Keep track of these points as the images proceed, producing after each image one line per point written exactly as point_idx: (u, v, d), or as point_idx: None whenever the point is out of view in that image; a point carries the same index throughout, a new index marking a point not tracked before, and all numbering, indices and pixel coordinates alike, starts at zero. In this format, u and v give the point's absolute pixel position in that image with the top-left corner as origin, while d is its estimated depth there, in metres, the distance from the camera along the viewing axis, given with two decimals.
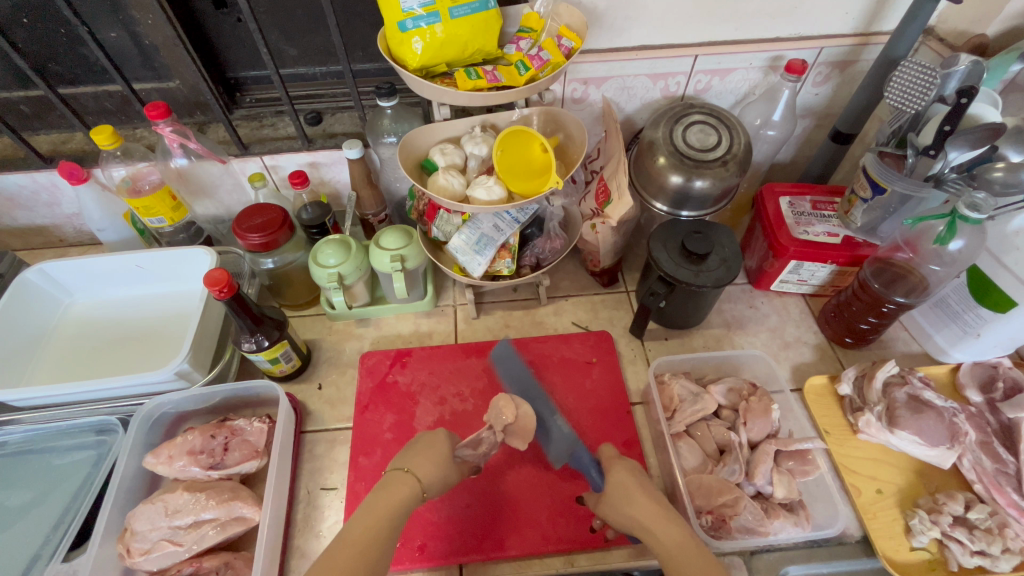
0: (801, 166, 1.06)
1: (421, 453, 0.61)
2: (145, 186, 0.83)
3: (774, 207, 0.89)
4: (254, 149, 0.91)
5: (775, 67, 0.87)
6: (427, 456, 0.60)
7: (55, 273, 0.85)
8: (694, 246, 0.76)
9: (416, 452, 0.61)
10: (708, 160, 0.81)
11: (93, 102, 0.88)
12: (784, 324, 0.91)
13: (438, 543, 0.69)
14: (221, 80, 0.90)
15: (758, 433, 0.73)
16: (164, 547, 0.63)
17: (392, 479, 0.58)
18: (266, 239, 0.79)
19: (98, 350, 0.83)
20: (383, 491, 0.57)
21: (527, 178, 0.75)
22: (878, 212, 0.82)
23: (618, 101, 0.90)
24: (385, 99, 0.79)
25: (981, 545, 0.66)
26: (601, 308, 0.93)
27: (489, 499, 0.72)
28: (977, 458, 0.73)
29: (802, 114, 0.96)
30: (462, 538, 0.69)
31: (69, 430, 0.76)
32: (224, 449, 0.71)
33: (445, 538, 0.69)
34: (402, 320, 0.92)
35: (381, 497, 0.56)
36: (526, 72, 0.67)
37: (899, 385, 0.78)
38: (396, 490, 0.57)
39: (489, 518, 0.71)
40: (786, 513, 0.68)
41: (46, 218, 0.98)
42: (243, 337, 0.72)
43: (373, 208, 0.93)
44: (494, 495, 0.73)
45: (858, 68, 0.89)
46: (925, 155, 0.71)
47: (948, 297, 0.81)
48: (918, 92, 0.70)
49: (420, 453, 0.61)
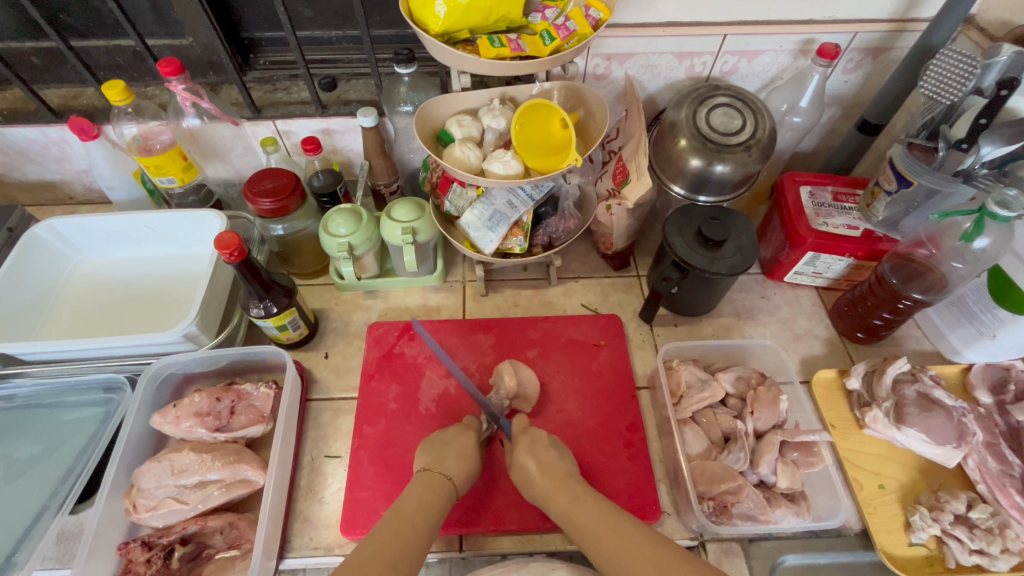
0: (823, 156, 1.04)
1: (457, 452, 0.65)
2: (156, 145, 0.82)
3: (794, 196, 0.87)
4: (267, 112, 0.90)
5: (806, 51, 0.84)
6: (465, 463, 0.64)
7: (65, 229, 0.85)
8: (711, 232, 0.74)
9: (454, 453, 0.64)
10: (731, 144, 0.78)
11: (104, 57, 0.86)
12: (795, 315, 0.90)
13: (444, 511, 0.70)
14: (235, 40, 0.88)
15: (764, 423, 0.72)
16: (170, 504, 0.64)
17: (436, 481, 0.60)
18: (277, 205, 0.78)
19: (106, 308, 0.83)
20: (429, 488, 0.59)
21: (545, 154, 0.74)
22: (901, 206, 0.80)
23: (641, 79, 0.88)
24: (404, 66, 0.76)
25: (981, 544, 0.66)
26: (612, 291, 0.92)
27: (492, 475, 0.72)
28: (982, 458, 0.72)
29: (830, 102, 0.93)
30: (468, 511, 0.70)
31: (76, 386, 0.76)
32: (231, 413, 0.71)
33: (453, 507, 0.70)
34: (410, 294, 0.91)
35: (426, 493, 0.58)
36: (551, 42, 0.65)
37: (909, 383, 0.77)
38: (439, 489, 0.59)
39: (494, 492, 0.71)
40: (787, 503, 0.68)
41: (56, 173, 0.97)
42: (252, 302, 0.72)
43: (385, 178, 0.91)
44: (495, 471, 0.73)
45: (892, 56, 0.86)
46: (956, 149, 0.70)
47: (967, 297, 0.80)
48: (955, 83, 0.69)
49: (459, 456, 0.64)
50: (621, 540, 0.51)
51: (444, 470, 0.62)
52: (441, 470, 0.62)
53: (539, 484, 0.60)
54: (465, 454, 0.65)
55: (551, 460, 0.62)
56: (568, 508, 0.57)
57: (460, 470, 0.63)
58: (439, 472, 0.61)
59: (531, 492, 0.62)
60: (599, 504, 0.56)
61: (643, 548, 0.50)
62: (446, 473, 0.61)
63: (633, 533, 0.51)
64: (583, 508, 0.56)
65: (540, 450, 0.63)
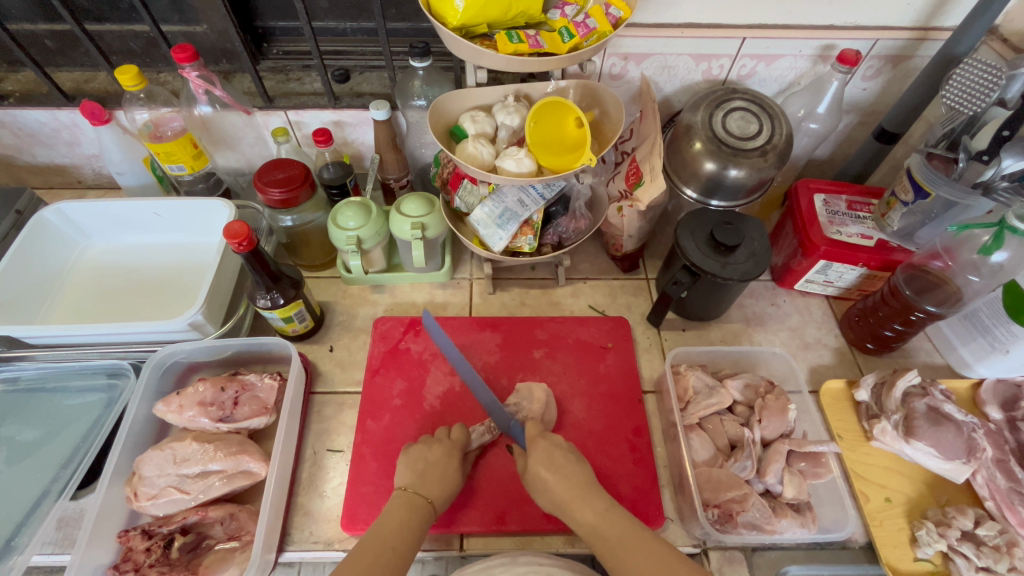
0: (838, 164, 1.03)
1: (448, 469, 0.64)
2: (168, 132, 0.83)
3: (808, 202, 0.86)
4: (279, 102, 0.89)
5: (825, 57, 0.83)
6: (445, 483, 0.63)
7: (72, 214, 0.85)
8: (724, 237, 0.73)
9: (435, 476, 0.63)
10: (747, 149, 0.77)
11: (118, 42, 0.86)
12: (805, 324, 0.90)
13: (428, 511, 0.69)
14: (250, 29, 0.88)
15: (772, 431, 0.72)
16: (171, 493, 0.63)
17: (415, 502, 0.60)
18: (286, 195, 0.77)
19: (112, 294, 0.83)
20: (409, 510, 0.59)
21: (559, 153, 0.73)
22: (917, 216, 0.79)
23: (657, 80, 0.87)
24: (418, 60, 0.76)
25: (987, 561, 0.64)
26: (620, 293, 0.92)
27: (484, 477, 0.72)
28: (991, 475, 0.71)
29: (847, 110, 0.92)
30: (454, 510, 0.69)
31: (80, 371, 0.76)
32: (235, 403, 0.71)
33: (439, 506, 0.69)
34: (416, 289, 0.91)
35: (403, 516, 0.58)
36: (570, 39, 0.64)
37: (919, 396, 0.76)
38: (415, 511, 0.59)
39: (484, 495, 0.70)
40: (793, 513, 0.67)
41: (65, 157, 0.97)
42: (259, 293, 0.72)
43: (395, 172, 0.90)
44: (486, 471, 0.72)
45: (912, 65, 0.85)
46: (977, 161, 0.70)
47: (980, 310, 0.78)
48: (978, 93, 0.69)
49: (441, 477, 0.63)
50: (648, 557, 0.52)
51: (425, 492, 0.61)
52: (421, 491, 0.61)
53: (561, 493, 0.59)
54: (448, 475, 0.64)
55: (565, 465, 0.61)
56: (593, 524, 0.57)
57: (442, 493, 0.62)
58: (417, 492, 0.61)
59: (547, 500, 0.61)
60: (622, 517, 0.57)
61: (672, 566, 0.51)
62: (426, 496, 0.61)
63: (654, 555, 0.52)
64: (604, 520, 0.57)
65: (558, 459, 0.62)
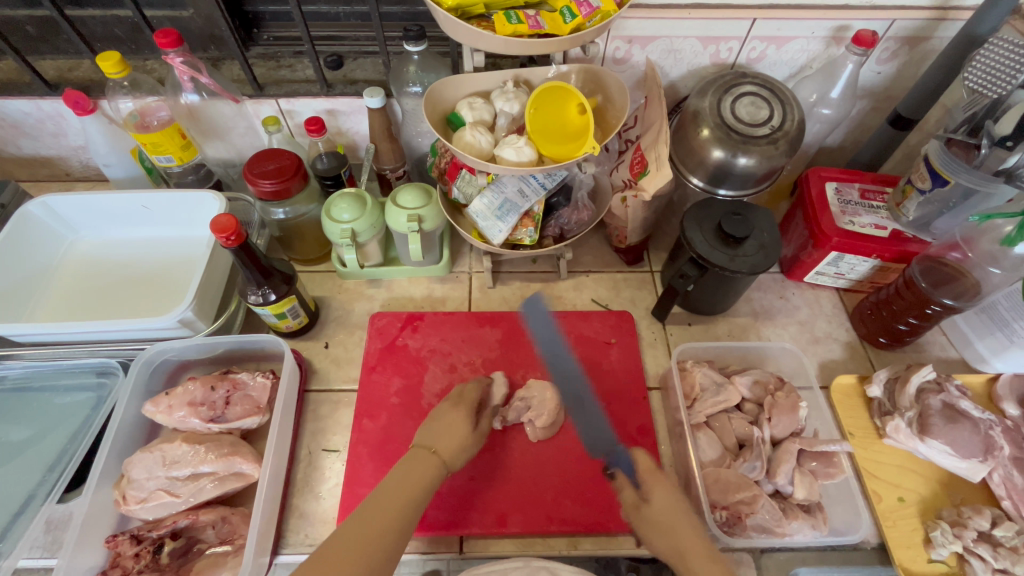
0: (849, 151, 0.99)
1: (454, 429, 0.64)
2: (154, 122, 0.80)
3: (819, 191, 0.83)
4: (269, 90, 0.86)
5: (839, 39, 0.79)
6: (453, 438, 0.63)
7: (58, 207, 0.82)
8: (732, 228, 0.70)
9: (446, 432, 0.63)
10: (756, 136, 0.74)
11: (102, 27, 0.82)
12: (815, 317, 0.87)
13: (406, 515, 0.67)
14: (238, 13, 0.84)
15: (782, 430, 0.69)
16: (161, 497, 0.61)
17: (421, 457, 0.60)
18: (278, 187, 0.75)
19: (101, 290, 0.80)
20: (414, 466, 0.59)
21: (561, 141, 0.70)
22: (934, 206, 0.75)
23: (663, 64, 0.83)
24: (413, 44, 0.72)
25: (1004, 564, 0.62)
26: (624, 287, 0.89)
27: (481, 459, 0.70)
28: (1008, 473, 0.69)
29: (860, 95, 0.88)
30: (452, 513, 0.67)
31: (68, 369, 0.73)
32: (226, 403, 0.69)
33: (429, 511, 0.67)
34: (414, 284, 0.88)
35: (413, 471, 0.58)
36: (572, 20, 0.60)
37: (934, 393, 0.74)
38: (427, 468, 0.59)
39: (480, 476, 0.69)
40: (804, 515, 0.65)
41: (51, 149, 0.94)
42: (250, 289, 0.69)
43: (391, 162, 0.87)
44: (488, 465, 0.70)
45: (930, 47, 0.81)
46: (1000, 147, 0.66)
47: (999, 303, 0.75)
48: (1003, 76, 0.65)
49: (446, 432, 0.63)
50: None
51: (431, 447, 0.62)
52: (428, 446, 0.62)
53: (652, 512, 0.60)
54: (456, 431, 0.64)
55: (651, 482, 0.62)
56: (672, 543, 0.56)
57: (447, 446, 0.62)
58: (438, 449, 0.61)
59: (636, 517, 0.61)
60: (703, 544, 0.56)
61: None
62: (431, 450, 0.61)
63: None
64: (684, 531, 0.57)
65: None
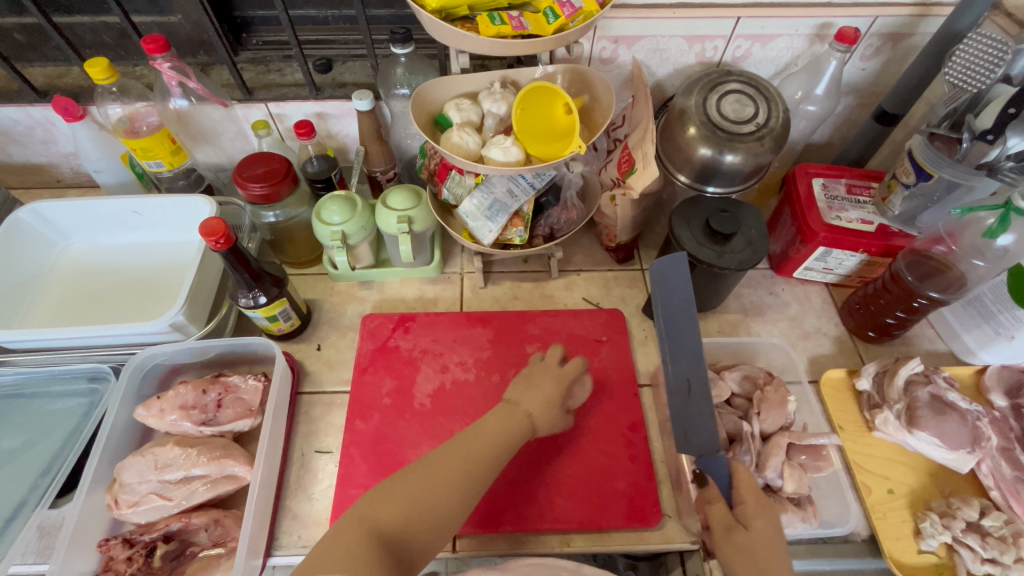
0: (837, 148, 1.00)
1: (546, 392, 0.65)
2: (144, 127, 0.80)
3: (806, 188, 0.84)
4: (258, 94, 0.86)
5: (822, 36, 0.80)
6: (548, 400, 0.64)
7: (50, 214, 0.82)
8: (720, 225, 0.71)
9: (539, 393, 0.65)
10: (742, 133, 0.75)
11: (91, 34, 0.83)
12: (804, 313, 0.87)
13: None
14: (227, 18, 0.85)
15: (771, 424, 0.70)
16: (153, 500, 0.62)
17: (516, 415, 0.62)
18: (268, 190, 0.75)
19: (93, 296, 0.81)
20: (506, 421, 0.61)
21: (548, 141, 0.70)
22: (919, 200, 0.76)
23: (649, 64, 0.84)
24: (400, 46, 0.73)
25: (993, 553, 0.63)
26: (615, 285, 0.89)
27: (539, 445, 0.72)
28: (996, 464, 0.70)
29: (845, 91, 0.89)
30: None
31: (59, 376, 0.74)
32: (218, 406, 0.69)
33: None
34: (406, 285, 0.89)
35: (502, 423, 0.60)
36: (555, 20, 0.61)
37: (922, 384, 0.74)
38: (517, 425, 0.61)
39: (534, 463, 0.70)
40: (793, 508, 0.65)
41: (42, 155, 0.94)
42: (241, 292, 0.69)
43: (382, 164, 0.87)
44: None
45: (913, 43, 0.82)
46: (981, 140, 0.66)
47: (984, 296, 0.76)
48: (982, 70, 0.65)
49: (542, 393, 0.64)
50: None
51: (527, 407, 0.63)
52: (524, 407, 0.63)
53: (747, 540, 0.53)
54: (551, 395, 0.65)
55: (745, 508, 0.55)
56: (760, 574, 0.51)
57: (541, 408, 0.64)
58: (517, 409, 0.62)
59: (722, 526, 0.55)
60: None
61: None
62: (527, 410, 0.63)
63: None
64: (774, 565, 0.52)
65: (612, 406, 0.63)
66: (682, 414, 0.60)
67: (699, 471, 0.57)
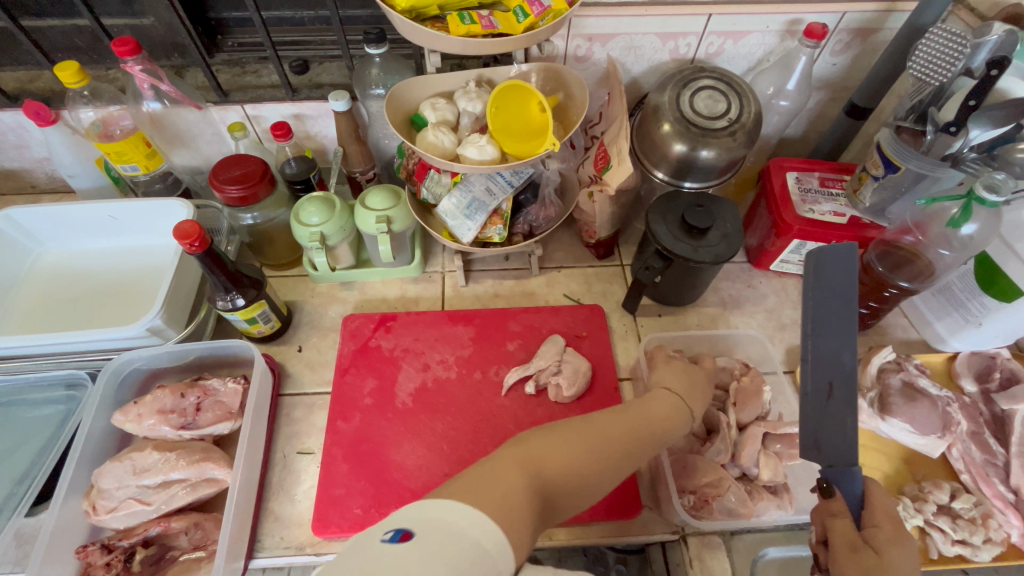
0: (811, 142, 1.02)
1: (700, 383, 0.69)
2: (117, 131, 0.79)
3: (781, 182, 0.85)
4: (234, 96, 0.86)
5: (793, 32, 0.81)
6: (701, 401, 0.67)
7: (23, 220, 0.81)
8: (696, 219, 0.72)
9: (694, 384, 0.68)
10: (715, 128, 0.76)
11: (62, 37, 0.82)
12: (781, 304, 0.89)
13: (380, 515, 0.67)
14: (201, 20, 0.84)
15: (748, 415, 0.71)
16: (131, 505, 0.61)
17: (679, 404, 0.64)
18: (244, 192, 0.75)
19: (69, 302, 0.80)
20: (673, 406, 0.63)
21: (522, 139, 0.71)
22: (888, 191, 0.78)
23: (624, 61, 0.85)
24: (374, 46, 0.73)
25: (963, 535, 0.65)
26: (595, 281, 0.90)
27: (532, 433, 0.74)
28: (966, 448, 0.72)
29: (817, 86, 0.91)
30: None
31: (35, 383, 0.73)
32: (197, 409, 0.68)
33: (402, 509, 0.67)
34: (388, 285, 0.89)
35: (668, 409, 0.62)
36: (525, 19, 0.61)
37: (894, 372, 0.76)
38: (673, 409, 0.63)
39: None
40: (769, 495, 0.67)
41: (15, 161, 0.93)
42: (218, 295, 0.69)
43: (361, 164, 0.88)
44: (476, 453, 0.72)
45: (880, 38, 0.83)
46: (944, 132, 0.68)
47: (954, 284, 0.78)
48: (943, 64, 0.66)
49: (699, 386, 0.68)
50: None
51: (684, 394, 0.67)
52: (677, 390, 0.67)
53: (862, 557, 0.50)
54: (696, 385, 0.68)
55: (877, 532, 0.52)
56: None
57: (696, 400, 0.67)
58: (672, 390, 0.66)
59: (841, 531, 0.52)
60: None
61: None
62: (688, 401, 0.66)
63: None
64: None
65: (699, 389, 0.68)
66: (819, 418, 0.57)
67: (825, 481, 0.55)
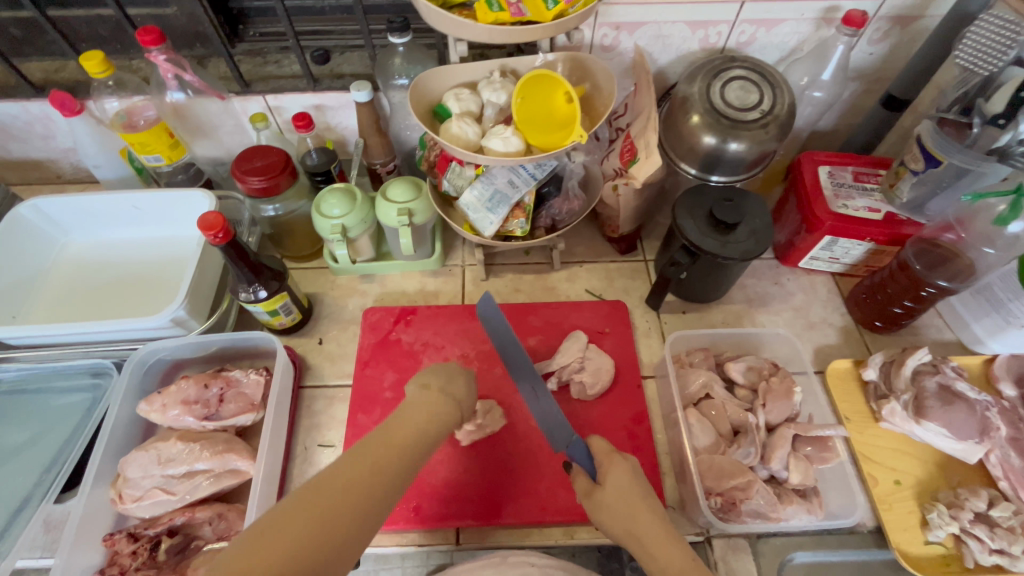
0: (843, 135, 0.98)
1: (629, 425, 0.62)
2: (141, 122, 0.78)
3: (812, 176, 0.82)
4: (256, 87, 0.85)
5: (829, 20, 0.78)
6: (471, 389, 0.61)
7: (49, 210, 0.82)
8: (724, 214, 0.70)
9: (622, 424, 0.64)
10: (746, 121, 0.73)
11: (87, 27, 0.82)
12: (809, 303, 0.86)
13: (399, 508, 0.66)
14: (223, 10, 0.84)
15: (777, 416, 0.69)
16: (156, 495, 0.62)
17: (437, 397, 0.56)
18: (267, 184, 0.75)
19: (94, 292, 0.80)
20: (433, 405, 0.55)
21: (548, 130, 0.69)
22: (927, 186, 0.75)
23: (651, 50, 0.82)
24: (398, 35, 0.72)
25: (1001, 544, 0.62)
26: (617, 276, 0.88)
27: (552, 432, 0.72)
28: (1005, 454, 0.69)
29: (852, 77, 0.87)
30: (447, 504, 0.67)
31: (61, 371, 0.73)
32: (220, 400, 0.69)
33: (422, 503, 0.67)
34: (407, 278, 0.88)
35: (427, 410, 0.54)
36: (554, 6, 0.60)
37: (931, 374, 0.73)
38: (438, 404, 0.55)
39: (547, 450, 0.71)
40: (799, 499, 0.65)
41: (41, 151, 0.94)
42: (241, 286, 0.69)
43: (382, 156, 0.87)
44: (496, 450, 0.71)
45: (922, 26, 0.80)
46: (992, 125, 0.65)
47: (994, 284, 0.75)
48: (995, 52, 0.64)
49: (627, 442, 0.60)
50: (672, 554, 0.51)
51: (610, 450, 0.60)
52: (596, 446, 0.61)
53: (605, 497, 0.56)
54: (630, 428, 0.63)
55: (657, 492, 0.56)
56: (629, 527, 0.54)
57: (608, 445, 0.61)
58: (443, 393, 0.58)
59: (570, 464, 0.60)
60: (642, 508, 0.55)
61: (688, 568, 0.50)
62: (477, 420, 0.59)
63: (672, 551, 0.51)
64: (642, 516, 0.54)
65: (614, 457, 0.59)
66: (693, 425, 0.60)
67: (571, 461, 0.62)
